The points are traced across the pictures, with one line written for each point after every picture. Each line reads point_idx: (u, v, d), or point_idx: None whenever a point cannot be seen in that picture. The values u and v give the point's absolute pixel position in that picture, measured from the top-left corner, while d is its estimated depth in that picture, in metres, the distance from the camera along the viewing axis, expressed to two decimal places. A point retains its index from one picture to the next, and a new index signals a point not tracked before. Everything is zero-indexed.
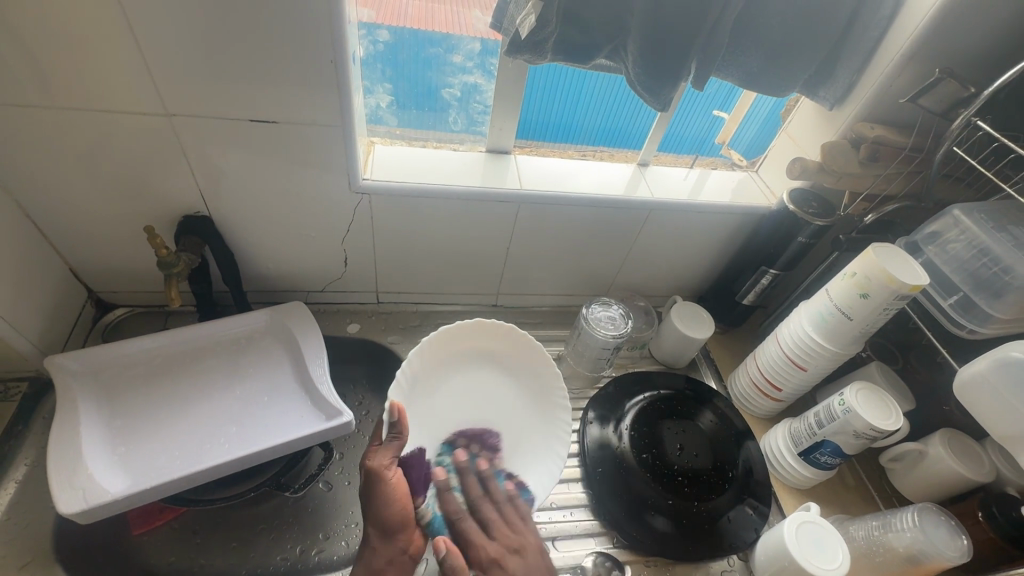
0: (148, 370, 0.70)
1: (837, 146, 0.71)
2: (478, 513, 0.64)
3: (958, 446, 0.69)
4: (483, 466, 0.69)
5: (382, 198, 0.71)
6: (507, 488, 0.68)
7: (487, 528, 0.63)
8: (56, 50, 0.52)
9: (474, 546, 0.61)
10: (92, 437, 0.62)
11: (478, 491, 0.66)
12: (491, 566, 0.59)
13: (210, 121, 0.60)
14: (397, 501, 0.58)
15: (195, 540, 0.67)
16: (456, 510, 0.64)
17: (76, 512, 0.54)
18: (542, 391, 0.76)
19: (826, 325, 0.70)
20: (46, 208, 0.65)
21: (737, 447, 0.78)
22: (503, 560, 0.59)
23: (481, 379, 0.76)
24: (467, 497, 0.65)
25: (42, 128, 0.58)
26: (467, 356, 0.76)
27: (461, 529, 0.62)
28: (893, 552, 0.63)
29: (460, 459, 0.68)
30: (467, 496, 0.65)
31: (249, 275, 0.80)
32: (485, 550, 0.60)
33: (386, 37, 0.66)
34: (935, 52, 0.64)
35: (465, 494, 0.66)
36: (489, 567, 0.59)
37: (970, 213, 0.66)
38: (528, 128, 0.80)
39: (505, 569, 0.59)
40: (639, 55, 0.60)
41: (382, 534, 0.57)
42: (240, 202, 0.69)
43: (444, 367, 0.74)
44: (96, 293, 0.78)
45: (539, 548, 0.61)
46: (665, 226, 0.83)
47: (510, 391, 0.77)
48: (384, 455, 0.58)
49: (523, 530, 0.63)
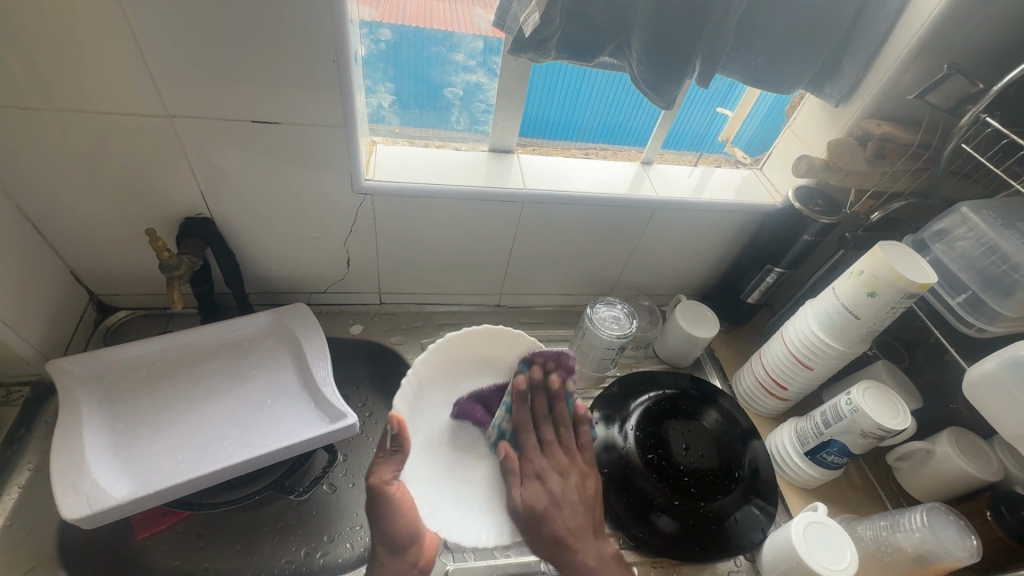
0: (151, 374, 0.70)
1: (844, 143, 0.70)
2: (537, 432, 0.68)
3: (967, 445, 0.69)
4: (556, 387, 0.68)
5: (385, 199, 0.71)
6: (573, 408, 0.69)
7: (542, 445, 0.67)
8: (54, 51, 0.51)
9: (529, 458, 0.66)
10: (95, 441, 0.62)
11: (546, 409, 0.69)
12: (534, 476, 0.66)
13: (211, 123, 0.59)
14: (403, 515, 0.58)
15: (199, 544, 0.67)
16: (526, 421, 0.68)
17: (80, 517, 0.54)
18: None
19: (833, 324, 0.69)
20: (46, 211, 0.65)
21: (743, 446, 0.77)
22: (549, 474, 0.65)
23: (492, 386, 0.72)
24: (536, 413, 0.69)
25: (41, 130, 0.57)
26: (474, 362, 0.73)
27: (522, 441, 0.67)
28: (901, 552, 0.63)
29: (535, 377, 0.69)
30: (535, 412, 0.69)
31: (251, 277, 0.79)
32: (535, 463, 0.66)
33: (388, 36, 0.65)
34: (943, 47, 0.63)
35: (533, 410, 0.69)
36: (525, 479, 0.66)
37: (978, 211, 0.65)
38: (529, 125, 0.79)
39: (546, 483, 0.65)
40: (644, 53, 0.59)
41: (391, 550, 0.58)
42: (241, 203, 0.68)
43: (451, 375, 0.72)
44: (97, 295, 0.78)
45: (585, 477, 0.66)
46: (670, 225, 0.82)
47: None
48: (385, 468, 0.57)
49: (572, 456, 0.68)
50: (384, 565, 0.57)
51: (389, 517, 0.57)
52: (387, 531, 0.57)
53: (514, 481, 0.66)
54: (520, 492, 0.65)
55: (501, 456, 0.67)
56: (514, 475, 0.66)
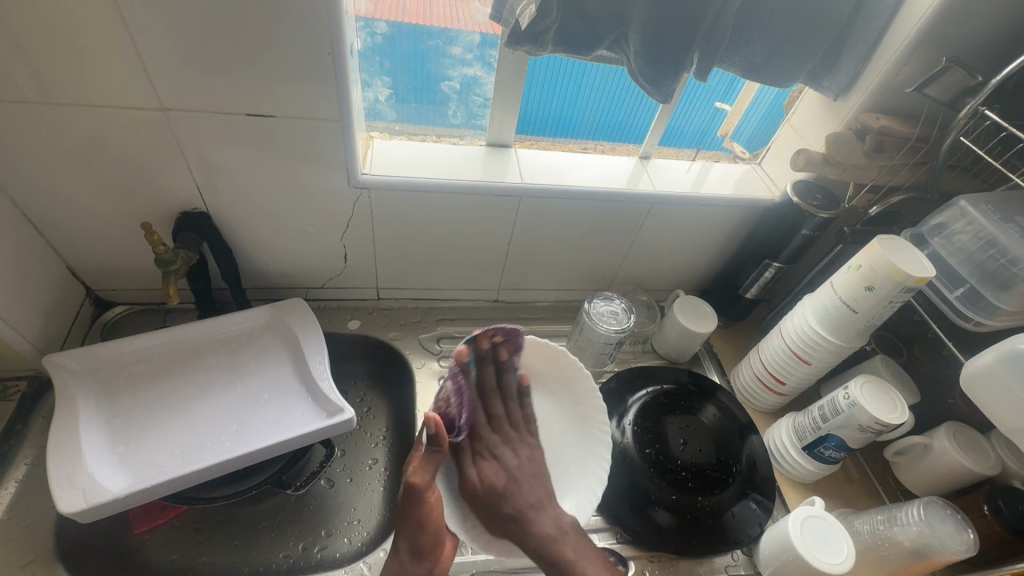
0: (148, 369, 0.70)
1: (842, 137, 0.70)
2: (485, 407, 0.70)
3: (964, 439, 0.69)
4: (502, 358, 0.70)
5: (382, 193, 0.70)
6: (517, 379, 0.72)
7: (490, 421, 0.69)
8: (46, 44, 0.51)
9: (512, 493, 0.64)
10: (91, 436, 0.62)
11: (492, 381, 0.70)
12: (483, 451, 0.67)
13: (206, 116, 0.59)
14: (432, 520, 0.58)
15: (198, 538, 0.67)
16: (472, 394, 0.69)
17: (76, 511, 0.54)
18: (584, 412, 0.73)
19: (831, 318, 0.69)
20: (42, 205, 0.65)
21: (740, 441, 0.77)
22: (501, 466, 0.66)
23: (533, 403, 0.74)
24: (483, 384, 0.70)
25: (35, 123, 0.57)
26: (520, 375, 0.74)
27: (472, 417, 0.69)
28: (898, 546, 0.63)
29: (480, 348, 0.69)
30: (481, 386, 0.70)
31: (248, 272, 0.79)
32: (485, 440, 0.68)
33: (384, 30, 0.65)
34: (943, 40, 0.63)
35: (479, 382, 0.70)
36: (478, 460, 0.66)
37: (977, 204, 0.65)
38: (528, 121, 0.79)
39: (501, 462, 0.67)
40: (641, 46, 0.59)
41: (414, 556, 0.56)
42: (237, 197, 0.68)
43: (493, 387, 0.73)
44: (94, 290, 0.78)
45: (531, 457, 0.69)
46: (668, 220, 0.82)
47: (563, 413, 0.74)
48: (420, 471, 0.58)
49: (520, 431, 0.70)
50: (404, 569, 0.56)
51: (416, 524, 0.57)
52: (414, 533, 0.57)
53: (467, 460, 0.66)
54: (476, 471, 0.66)
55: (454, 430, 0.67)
56: (467, 452, 0.67)
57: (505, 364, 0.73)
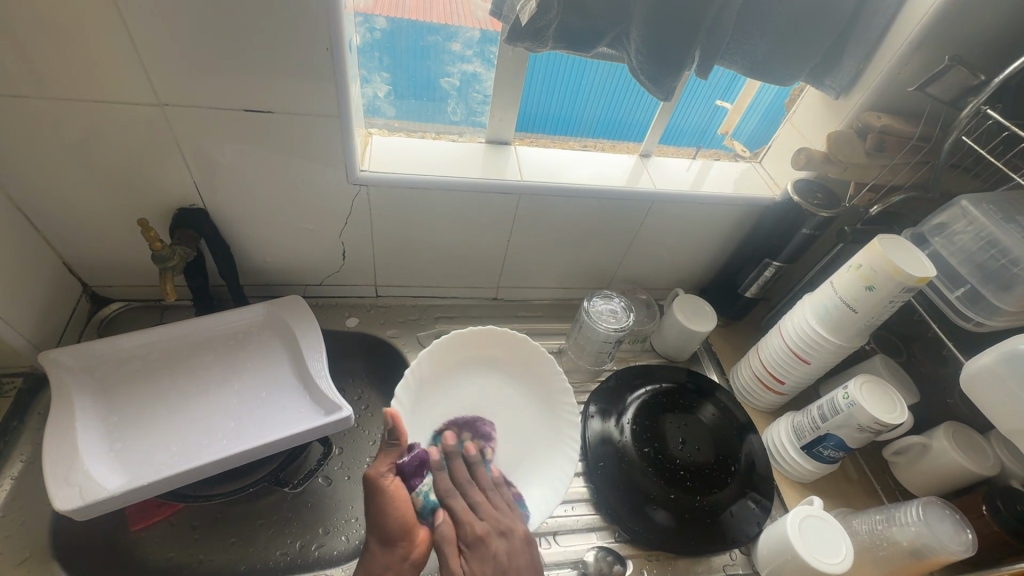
0: (145, 365, 0.70)
1: (843, 136, 0.70)
2: (463, 497, 0.62)
3: (963, 439, 0.68)
4: (471, 453, 0.67)
5: (381, 190, 0.70)
6: (493, 477, 0.66)
7: (474, 509, 0.60)
8: (43, 38, 0.50)
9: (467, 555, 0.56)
10: (88, 434, 0.62)
11: (466, 475, 0.64)
12: (476, 543, 0.57)
13: (204, 112, 0.59)
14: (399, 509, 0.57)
15: (194, 534, 0.67)
16: (448, 488, 0.62)
17: (73, 509, 0.53)
18: (549, 399, 0.76)
19: (831, 317, 0.69)
20: (38, 201, 0.64)
21: (739, 440, 0.77)
22: (490, 536, 0.58)
23: (491, 386, 0.77)
24: (455, 479, 0.64)
25: (30, 117, 0.56)
26: (482, 359, 0.78)
27: (449, 505, 0.60)
28: (897, 546, 0.63)
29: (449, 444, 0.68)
30: (454, 480, 0.64)
31: (246, 269, 0.79)
32: (471, 529, 0.58)
33: (384, 25, 0.65)
34: (946, 38, 0.63)
35: (447, 476, 0.64)
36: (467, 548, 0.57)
37: (978, 204, 0.65)
38: (528, 118, 0.79)
39: (486, 547, 0.57)
40: (642, 43, 0.59)
41: (382, 543, 0.56)
42: (235, 194, 0.68)
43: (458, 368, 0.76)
44: (91, 286, 0.77)
45: (526, 544, 0.59)
46: (668, 218, 0.82)
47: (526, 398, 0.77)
48: (379, 462, 0.58)
49: (504, 514, 0.61)
50: (373, 559, 0.55)
51: (379, 513, 0.56)
52: (379, 519, 0.56)
53: (451, 554, 0.57)
54: (461, 565, 0.56)
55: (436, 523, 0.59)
56: (450, 546, 0.57)
57: (471, 351, 0.77)
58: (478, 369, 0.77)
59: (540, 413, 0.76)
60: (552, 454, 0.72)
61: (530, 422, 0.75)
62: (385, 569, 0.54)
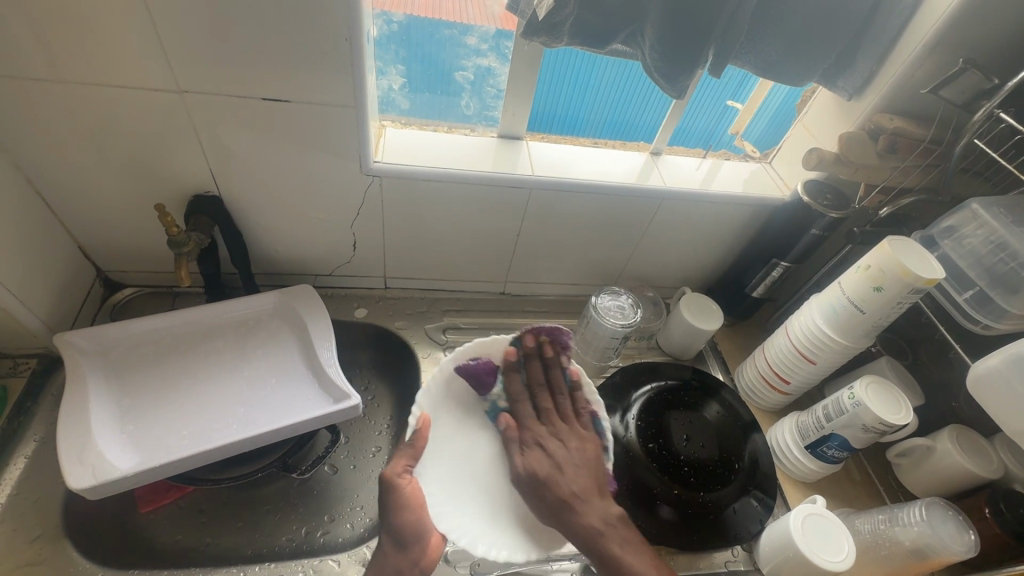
0: (158, 350, 0.71)
1: (854, 137, 0.70)
2: (534, 398, 0.70)
3: (967, 441, 0.69)
4: (547, 355, 0.70)
5: (394, 181, 0.71)
6: (568, 378, 0.70)
7: (540, 413, 0.69)
8: (68, 23, 0.51)
9: (552, 484, 0.62)
10: (101, 415, 0.63)
11: (540, 376, 0.70)
12: (563, 506, 0.61)
13: (221, 100, 0.59)
14: (412, 510, 0.59)
15: (201, 519, 0.68)
16: (517, 390, 0.70)
17: (86, 487, 0.54)
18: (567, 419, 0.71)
19: (838, 318, 0.69)
20: (56, 185, 0.65)
21: (743, 439, 0.77)
22: (572, 500, 0.61)
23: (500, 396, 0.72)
24: (530, 382, 0.70)
25: (52, 102, 0.57)
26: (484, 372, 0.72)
27: (517, 407, 0.69)
28: (899, 546, 0.63)
29: (529, 346, 0.70)
30: (528, 381, 0.70)
31: (257, 257, 0.79)
32: (533, 429, 0.67)
33: (400, 18, 0.65)
34: (961, 41, 0.63)
35: (527, 378, 0.71)
36: (558, 509, 0.61)
37: (989, 207, 0.65)
38: (537, 117, 0.79)
39: (548, 451, 0.65)
40: (657, 40, 0.59)
41: (398, 546, 0.57)
42: (249, 182, 0.68)
43: (466, 382, 0.71)
44: (104, 271, 0.78)
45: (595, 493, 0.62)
46: (677, 216, 0.82)
47: (538, 411, 0.72)
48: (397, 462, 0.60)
49: (572, 424, 0.68)
50: (387, 559, 0.57)
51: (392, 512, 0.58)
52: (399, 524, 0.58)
53: (515, 450, 0.67)
54: (551, 523, 0.62)
55: (501, 426, 0.69)
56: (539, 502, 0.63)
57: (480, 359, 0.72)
58: (488, 380, 0.73)
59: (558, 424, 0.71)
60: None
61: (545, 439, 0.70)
62: (396, 571, 0.56)
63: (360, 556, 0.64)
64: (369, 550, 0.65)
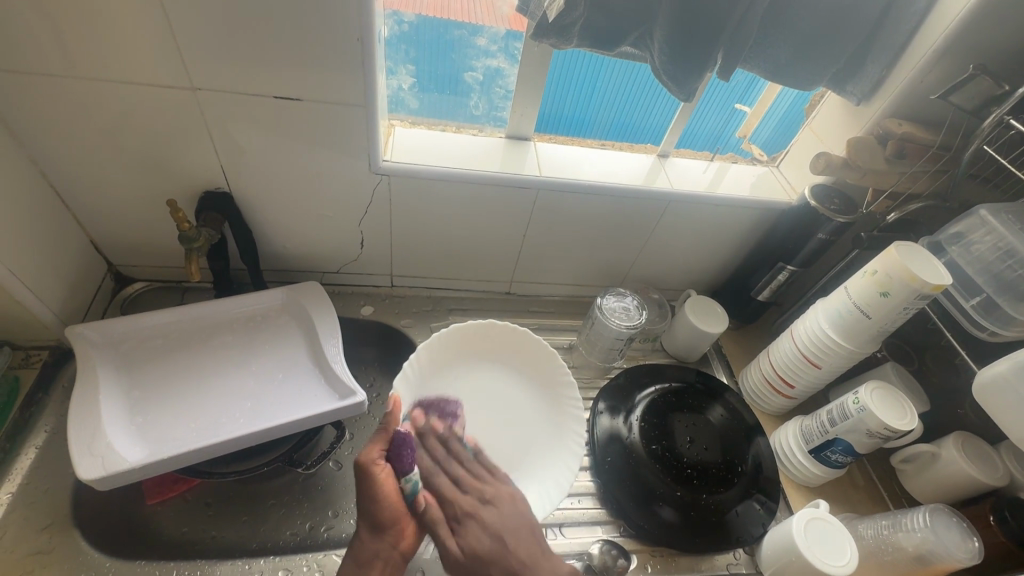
0: (167, 343, 0.71)
1: (863, 142, 0.70)
2: (445, 474, 0.66)
3: (972, 449, 0.68)
4: (438, 429, 0.70)
5: (402, 180, 0.71)
6: (469, 450, 0.70)
7: (457, 481, 0.65)
8: (85, 21, 0.52)
9: (448, 500, 0.63)
10: (111, 406, 0.63)
11: (440, 450, 0.68)
12: (465, 518, 0.61)
13: (234, 97, 0.60)
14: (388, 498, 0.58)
15: (207, 513, 0.68)
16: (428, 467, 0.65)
17: (96, 478, 0.55)
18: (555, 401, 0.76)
19: (844, 322, 0.69)
20: (70, 179, 0.66)
21: (747, 442, 0.77)
22: (476, 511, 0.62)
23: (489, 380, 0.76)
24: (429, 446, 0.68)
25: (68, 97, 0.58)
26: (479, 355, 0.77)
27: (436, 484, 0.64)
28: (902, 552, 0.63)
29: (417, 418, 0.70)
30: (432, 459, 0.67)
31: (266, 254, 0.80)
32: (458, 502, 0.63)
33: (412, 19, 0.66)
34: (971, 47, 0.63)
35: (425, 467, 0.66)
36: (459, 522, 0.61)
37: (997, 214, 0.65)
38: (545, 118, 0.80)
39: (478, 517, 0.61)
40: (666, 43, 0.59)
41: (372, 529, 0.57)
42: (260, 179, 0.69)
43: (455, 368, 0.75)
44: (115, 265, 0.79)
45: (512, 498, 0.65)
46: (683, 219, 0.82)
47: (528, 394, 0.77)
48: (372, 448, 0.58)
49: (472, 454, 0.69)
50: (364, 544, 0.56)
51: (368, 498, 0.57)
52: (371, 507, 0.57)
53: (445, 533, 0.60)
54: (456, 542, 0.60)
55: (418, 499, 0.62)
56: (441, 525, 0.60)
57: (472, 344, 0.77)
58: (478, 364, 0.77)
59: (543, 407, 0.76)
60: (553, 453, 0.72)
61: (531, 418, 0.75)
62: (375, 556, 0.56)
63: None
64: None
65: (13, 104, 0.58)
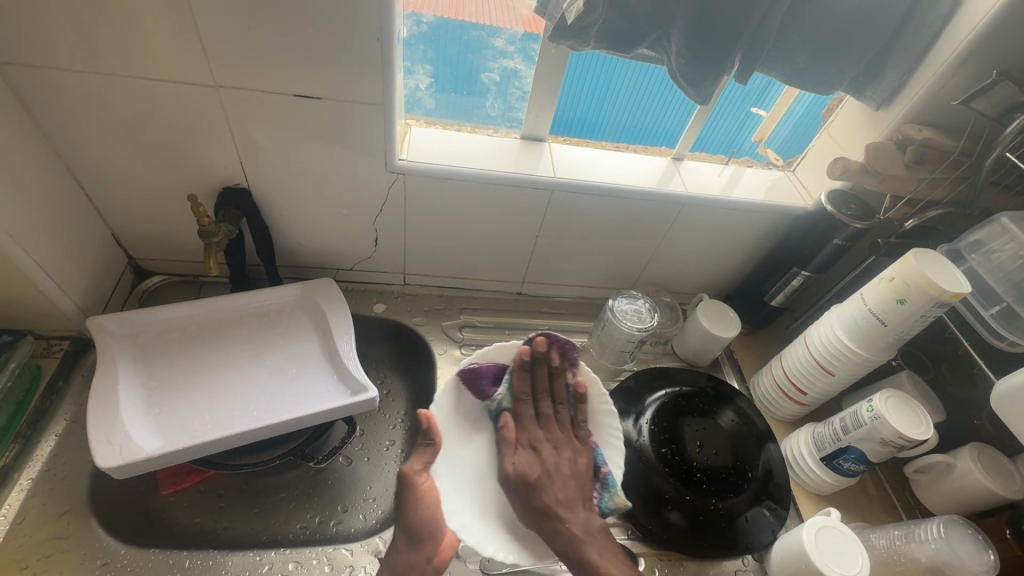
0: (184, 336, 0.73)
1: (882, 147, 0.69)
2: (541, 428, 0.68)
3: (989, 460, 0.67)
4: (557, 365, 0.69)
5: (417, 179, 0.72)
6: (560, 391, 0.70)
7: (539, 417, 0.69)
8: (113, 18, 0.53)
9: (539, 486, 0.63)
10: (128, 397, 0.65)
11: (546, 382, 0.70)
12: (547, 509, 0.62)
13: (254, 95, 0.61)
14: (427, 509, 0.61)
15: (219, 504, 0.69)
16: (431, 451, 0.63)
17: (114, 466, 0.56)
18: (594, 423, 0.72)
19: (859, 329, 0.68)
20: (93, 173, 0.67)
21: (757, 448, 0.77)
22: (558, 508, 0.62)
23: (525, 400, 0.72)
24: (536, 386, 0.70)
25: (94, 92, 0.59)
26: None
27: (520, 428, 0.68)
28: (915, 562, 0.62)
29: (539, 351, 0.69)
30: (535, 384, 0.70)
31: (281, 250, 0.81)
32: (529, 433, 0.68)
33: (430, 19, 0.67)
34: (994, 53, 0.62)
35: (535, 380, 0.70)
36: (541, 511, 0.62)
37: (1019, 222, 0.64)
38: (560, 121, 0.80)
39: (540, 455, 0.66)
40: (684, 45, 0.59)
41: (410, 541, 0.60)
42: (278, 176, 0.70)
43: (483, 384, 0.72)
44: (135, 259, 0.80)
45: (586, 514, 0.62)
46: (697, 222, 0.82)
47: None
48: (414, 461, 0.62)
49: (568, 432, 0.68)
50: (400, 555, 0.59)
51: (410, 508, 0.60)
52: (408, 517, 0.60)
53: (509, 450, 0.66)
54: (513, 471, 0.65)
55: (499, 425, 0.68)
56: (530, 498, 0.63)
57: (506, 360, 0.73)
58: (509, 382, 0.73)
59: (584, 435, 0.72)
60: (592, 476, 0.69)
61: None
62: (409, 567, 0.58)
63: (373, 546, 0.65)
64: (381, 541, 0.66)
65: (42, 98, 0.59)
